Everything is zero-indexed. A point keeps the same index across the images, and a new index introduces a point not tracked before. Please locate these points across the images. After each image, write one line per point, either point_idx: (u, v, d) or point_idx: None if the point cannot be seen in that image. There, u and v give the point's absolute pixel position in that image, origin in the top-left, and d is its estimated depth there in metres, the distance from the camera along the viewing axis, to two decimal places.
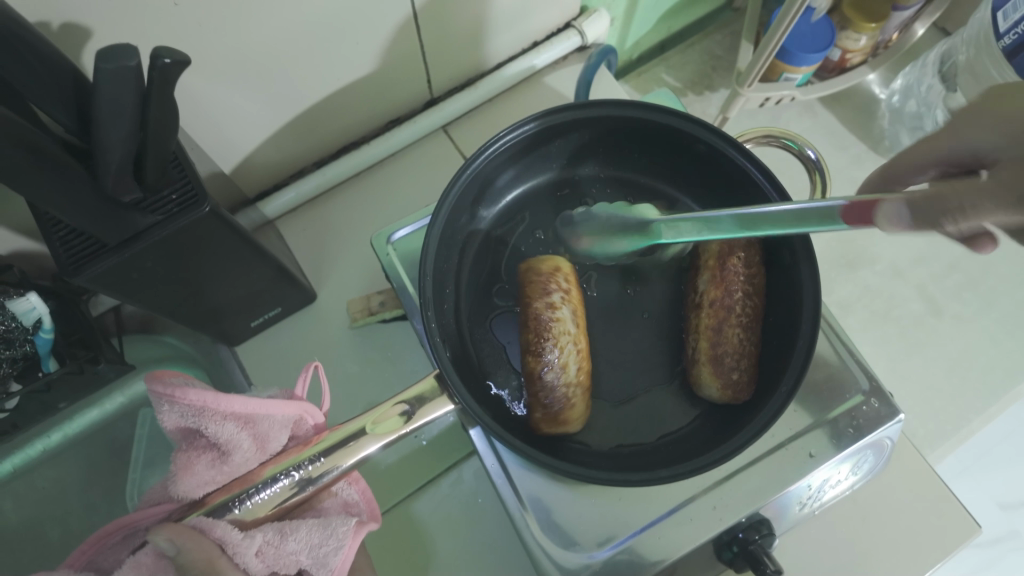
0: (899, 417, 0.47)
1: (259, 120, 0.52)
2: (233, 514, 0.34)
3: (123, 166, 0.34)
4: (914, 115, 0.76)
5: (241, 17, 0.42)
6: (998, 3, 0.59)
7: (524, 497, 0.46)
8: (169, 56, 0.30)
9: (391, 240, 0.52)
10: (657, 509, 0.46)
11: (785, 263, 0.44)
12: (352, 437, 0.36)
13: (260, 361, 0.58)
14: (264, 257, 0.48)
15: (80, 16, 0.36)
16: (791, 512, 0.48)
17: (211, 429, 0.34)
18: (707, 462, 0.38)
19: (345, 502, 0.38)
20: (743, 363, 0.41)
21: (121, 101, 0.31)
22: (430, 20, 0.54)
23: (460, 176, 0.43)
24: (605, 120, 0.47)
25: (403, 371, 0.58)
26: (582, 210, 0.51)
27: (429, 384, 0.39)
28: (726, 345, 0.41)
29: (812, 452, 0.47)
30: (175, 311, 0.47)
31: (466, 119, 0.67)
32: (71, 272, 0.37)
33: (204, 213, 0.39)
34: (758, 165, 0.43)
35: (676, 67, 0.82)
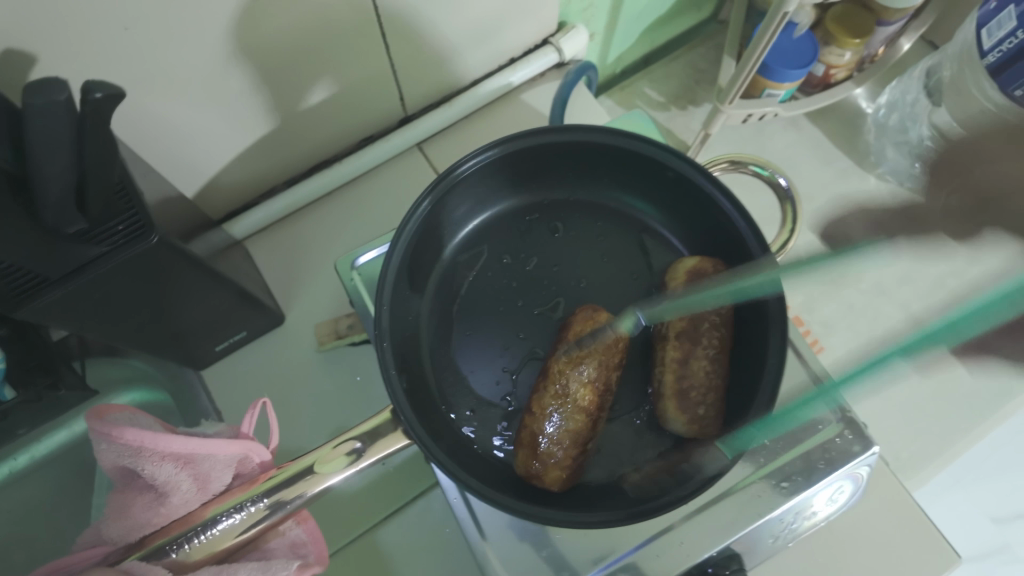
0: (873, 448, 0.46)
1: (223, 141, 0.51)
2: (170, 558, 0.32)
3: (63, 198, 0.32)
4: (898, 129, 0.75)
5: (196, 39, 0.41)
6: (982, 20, 0.58)
7: (487, 535, 0.45)
8: (101, 89, 0.29)
9: (357, 264, 0.50)
10: (624, 544, 0.45)
11: (754, 293, 0.43)
12: (303, 474, 0.35)
13: (227, 383, 0.57)
14: (225, 282, 0.47)
15: (20, 43, 0.35)
16: (764, 544, 0.46)
17: (148, 470, 0.32)
18: (672, 499, 0.36)
19: (292, 543, 0.35)
20: (709, 399, 0.40)
21: (51, 136, 0.30)
22: (399, 38, 0.53)
23: (420, 202, 0.42)
24: (573, 145, 0.45)
25: (372, 395, 0.56)
26: (552, 234, 0.50)
27: (383, 418, 0.38)
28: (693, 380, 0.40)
29: (783, 483, 0.46)
30: (133, 338, 0.46)
31: (442, 136, 0.66)
32: (13, 305, 0.36)
33: (151, 243, 0.38)
34: (726, 194, 0.42)
35: (659, 81, 0.81)
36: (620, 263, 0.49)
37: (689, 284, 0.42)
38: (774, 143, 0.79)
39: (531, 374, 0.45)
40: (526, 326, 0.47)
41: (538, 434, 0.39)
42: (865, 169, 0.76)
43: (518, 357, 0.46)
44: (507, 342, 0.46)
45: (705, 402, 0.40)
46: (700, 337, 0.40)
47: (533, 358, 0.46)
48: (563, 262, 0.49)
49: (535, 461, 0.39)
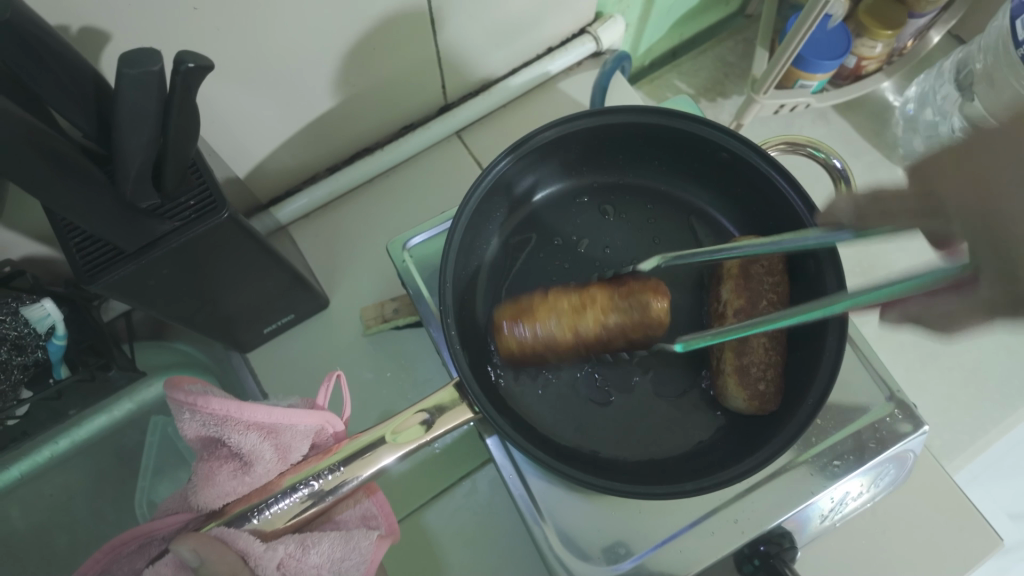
0: (923, 429, 0.46)
1: (274, 125, 0.52)
2: (252, 524, 0.34)
3: (142, 173, 0.33)
4: (929, 124, 0.76)
5: (260, 19, 0.41)
6: (1018, 11, 0.59)
7: (545, 511, 0.45)
8: (193, 60, 0.30)
9: (407, 246, 0.51)
10: (678, 522, 0.45)
11: (811, 272, 0.43)
12: (365, 449, 0.36)
13: (272, 366, 0.57)
14: (279, 263, 0.48)
15: (98, 20, 0.35)
16: (812, 524, 0.47)
17: (233, 439, 0.33)
18: (730, 476, 0.37)
19: (363, 515, 0.37)
20: (768, 373, 0.40)
21: (142, 107, 0.30)
22: (447, 25, 0.54)
23: (481, 181, 0.43)
24: (627, 127, 0.46)
25: (416, 379, 0.57)
26: (601, 216, 0.50)
27: (448, 394, 0.38)
28: (751, 355, 0.40)
29: (835, 461, 0.46)
30: (189, 318, 0.46)
31: (480, 125, 0.67)
32: (87, 278, 0.36)
33: (222, 219, 0.38)
34: (783, 173, 0.43)
35: (688, 73, 0.81)
36: (670, 244, 0.50)
37: (745, 263, 0.43)
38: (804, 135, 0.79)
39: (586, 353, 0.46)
40: None
41: (524, 325, 0.41)
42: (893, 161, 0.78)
43: None
44: None
45: (764, 377, 0.40)
46: (758, 314, 0.41)
47: None
48: (614, 244, 0.49)
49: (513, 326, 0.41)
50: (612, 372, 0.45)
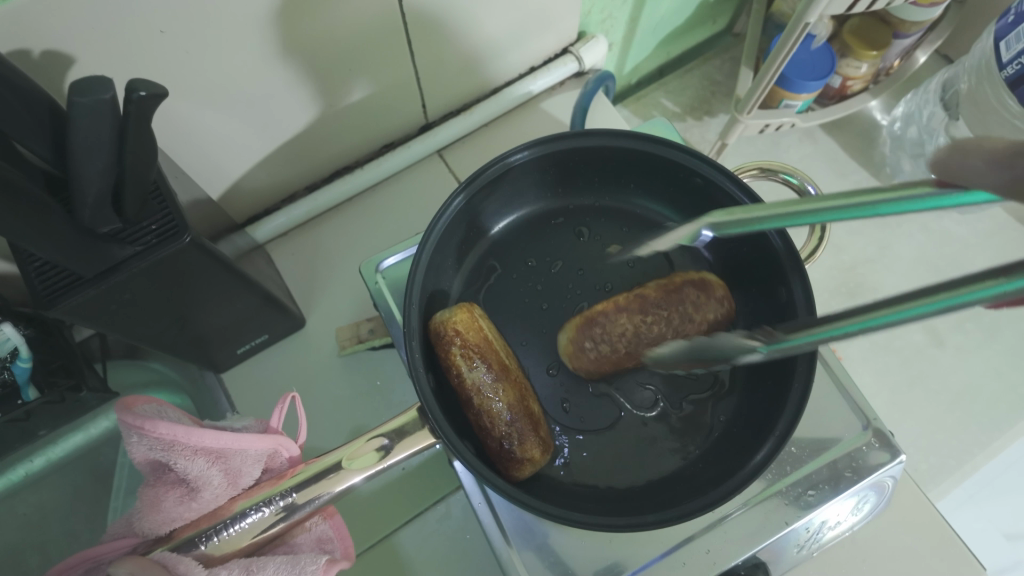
0: (899, 456, 0.46)
1: (247, 145, 0.51)
2: (199, 550, 0.33)
3: (100, 199, 0.33)
4: (915, 142, 0.76)
5: (229, 40, 0.41)
6: (1001, 32, 0.58)
7: (513, 540, 0.44)
8: (145, 88, 0.29)
9: (381, 268, 0.51)
10: (649, 552, 0.45)
11: (783, 301, 0.43)
12: (330, 470, 0.36)
13: (247, 388, 0.57)
14: (248, 285, 0.47)
15: (63, 45, 0.35)
16: (789, 554, 0.46)
17: (180, 464, 0.33)
18: (694, 509, 0.36)
19: (318, 537, 0.37)
20: (604, 346, 0.43)
21: (96, 135, 0.30)
22: (425, 46, 0.54)
23: (450, 203, 0.43)
24: (600, 149, 0.46)
25: (391, 400, 0.57)
26: (576, 238, 0.50)
27: (409, 418, 0.38)
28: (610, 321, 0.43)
29: (808, 493, 0.46)
30: (159, 340, 0.46)
31: (462, 144, 0.67)
32: (46, 303, 0.36)
33: (185, 244, 0.38)
34: (755, 201, 0.43)
35: (675, 92, 0.81)
36: (641, 267, 0.50)
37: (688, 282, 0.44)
38: (790, 154, 0.79)
39: (561, 382, 0.46)
40: (551, 329, 0.47)
41: (470, 346, 0.40)
42: (881, 180, 0.78)
43: (548, 368, 0.46)
44: (535, 345, 0.47)
45: (600, 343, 0.43)
46: (652, 310, 0.43)
47: (561, 361, 0.46)
48: (588, 266, 0.50)
49: (457, 335, 0.41)
50: (581, 399, 0.45)
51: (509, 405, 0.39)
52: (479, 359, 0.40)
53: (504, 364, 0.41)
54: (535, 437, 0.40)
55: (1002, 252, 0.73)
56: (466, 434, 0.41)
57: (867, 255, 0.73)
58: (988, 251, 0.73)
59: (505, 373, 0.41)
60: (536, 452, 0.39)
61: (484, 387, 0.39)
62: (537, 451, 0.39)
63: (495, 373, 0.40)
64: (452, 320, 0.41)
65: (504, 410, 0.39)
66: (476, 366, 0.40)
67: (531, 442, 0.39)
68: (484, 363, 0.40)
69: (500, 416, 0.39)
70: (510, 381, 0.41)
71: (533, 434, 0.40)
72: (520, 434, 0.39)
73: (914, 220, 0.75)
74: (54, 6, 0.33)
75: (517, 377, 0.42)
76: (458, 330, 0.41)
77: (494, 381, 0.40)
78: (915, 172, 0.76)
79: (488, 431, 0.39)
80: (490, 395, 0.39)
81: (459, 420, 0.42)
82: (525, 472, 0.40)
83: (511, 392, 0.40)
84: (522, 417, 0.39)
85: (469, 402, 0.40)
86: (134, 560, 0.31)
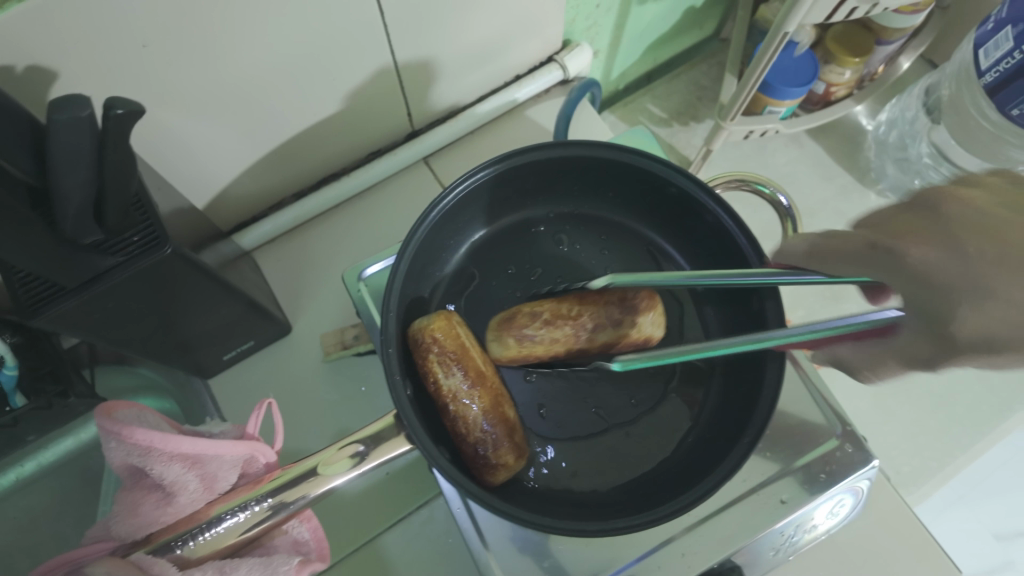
0: (873, 462, 0.47)
1: (233, 154, 0.52)
2: (175, 553, 0.34)
3: (81, 211, 0.33)
4: (898, 145, 0.77)
5: (212, 54, 0.42)
6: (979, 40, 0.59)
7: (491, 543, 0.45)
8: (122, 106, 0.30)
9: (363, 276, 0.51)
10: (627, 555, 0.45)
11: (755, 309, 0.44)
12: (306, 475, 0.37)
13: (234, 393, 0.57)
14: (233, 292, 0.48)
15: (44, 60, 0.36)
16: (766, 557, 0.47)
17: (157, 469, 0.34)
18: (665, 513, 0.37)
19: (295, 540, 0.38)
20: (541, 335, 0.42)
21: (77, 149, 0.31)
22: (410, 55, 0.55)
23: (428, 213, 0.43)
24: (578, 159, 0.46)
25: (377, 405, 0.57)
26: (556, 246, 0.51)
27: (386, 423, 0.39)
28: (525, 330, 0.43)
29: (784, 497, 0.47)
30: (146, 347, 0.46)
31: (448, 151, 0.67)
32: (29, 313, 0.37)
33: (166, 254, 0.38)
34: (729, 213, 0.43)
35: (661, 97, 0.82)
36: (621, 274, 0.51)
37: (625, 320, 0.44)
38: (776, 159, 0.80)
39: (539, 389, 0.46)
40: None
41: (445, 355, 0.41)
42: (865, 185, 0.79)
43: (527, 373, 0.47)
44: None
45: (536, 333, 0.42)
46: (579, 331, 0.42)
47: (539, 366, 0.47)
48: (568, 273, 0.50)
49: (433, 345, 0.41)
50: (559, 405, 0.46)
51: (483, 411, 0.40)
52: (455, 365, 0.41)
53: (480, 371, 0.42)
54: (511, 443, 0.40)
55: None
56: (444, 440, 0.42)
57: None
58: None
59: (480, 381, 0.41)
60: (512, 457, 0.40)
61: (460, 395, 0.40)
62: (512, 457, 0.40)
63: (472, 379, 0.41)
64: (429, 329, 0.42)
65: (479, 418, 0.40)
66: (452, 373, 0.41)
67: (506, 448, 0.40)
68: (460, 370, 0.41)
69: (473, 423, 0.40)
70: (486, 389, 0.41)
71: (510, 441, 0.40)
72: (494, 442, 0.40)
73: None
74: (36, 23, 0.33)
75: (494, 383, 0.42)
76: (434, 339, 0.41)
77: (468, 389, 0.40)
78: (900, 176, 0.77)
79: (464, 437, 0.40)
80: (465, 403, 0.40)
81: (436, 426, 0.43)
82: (500, 477, 0.41)
83: (487, 398, 0.41)
84: (498, 425, 0.40)
85: (445, 408, 0.40)
86: (112, 562, 0.32)
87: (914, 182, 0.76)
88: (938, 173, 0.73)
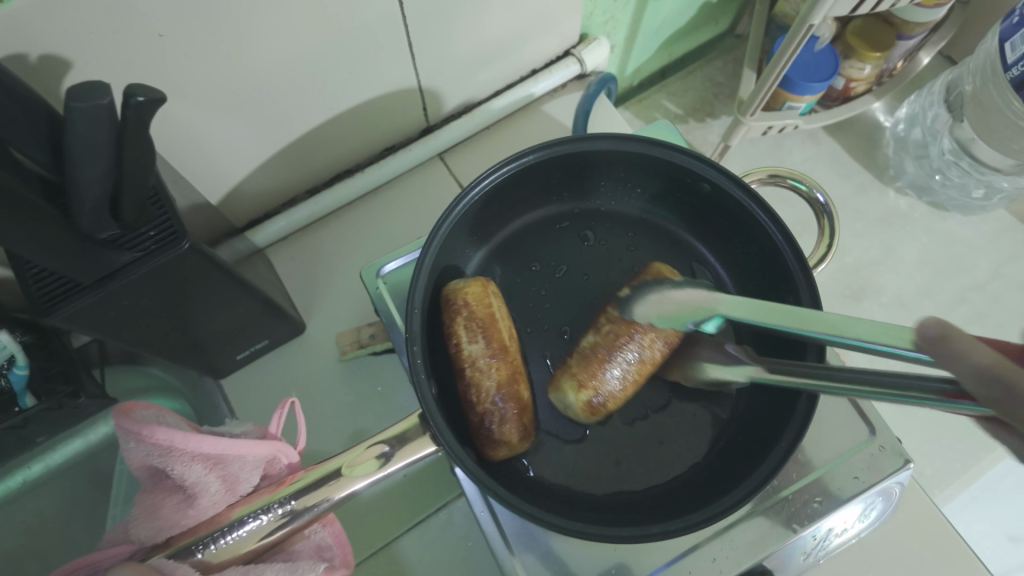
0: (908, 464, 0.46)
1: (248, 149, 0.51)
2: (196, 558, 0.33)
3: (98, 205, 0.32)
4: (919, 143, 0.75)
5: (230, 44, 0.41)
6: (1006, 34, 0.58)
7: (517, 549, 0.44)
8: (143, 94, 0.29)
9: (382, 273, 0.50)
10: (654, 560, 0.44)
11: (790, 309, 0.42)
12: (330, 476, 0.36)
13: (247, 393, 0.56)
14: (248, 290, 0.47)
15: (59, 48, 0.34)
16: (796, 562, 0.46)
17: (178, 470, 0.33)
18: (699, 520, 0.36)
19: (318, 545, 0.37)
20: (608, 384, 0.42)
21: (94, 140, 0.29)
22: (427, 49, 0.54)
23: (453, 208, 0.42)
24: (607, 154, 0.45)
25: (393, 406, 0.56)
26: (581, 242, 0.50)
27: (410, 424, 0.38)
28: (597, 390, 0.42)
29: (816, 499, 0.45)
30: (159, 346, 0.45)
31: (464, 147, 0.66)
32: (44, 311, 0.36)
33: (184, 250, 0.37)
34: (766, 211, 0.42)
35: (676, 94, 0.81)
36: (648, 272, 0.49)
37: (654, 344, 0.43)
38: (793, 156, 0.79)
39: None
40: (554, 340, 0.47)
41: (473, 317, 0.40)
42: (884, 182, 0.78)
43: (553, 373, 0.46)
44: (538, 348, 0.46)
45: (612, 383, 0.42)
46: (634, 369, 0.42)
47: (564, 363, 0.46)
48: (593, 270, 0.49)
49: (463, 306, 0.41)
50: None
51: (497, 383, 0.39)
52: (480, 333, 0.40)
53: (505, 346, 0.40)
54: (515, 420, 0.39)
55: (1005, 254, 0.73)
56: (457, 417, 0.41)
57: (872, 257, 0.74)
58: (991, 254, 0.73)
59: (504, 353, 0.40)
60: (513, 433, 0.39)
61: (477, 361, 0.39)
62: (514, 435, 0.39)
63: (494, 350, 0.40)
64: (462, 291, 0.41)
65: (490, 389, 0.39)
66: (477, 340, 0.40)
67: (506, 424, 0.39)
68: (484, 339, 0.40)
69: (481, 391, 0.39)
70: (506, 362, 0.40)
71: (513, 420, 0.39)
72: (497, 414, 0.38)
73: (917, 222, 0.75)
74: (52, 11, 0.32)
75: (516, 361, 0.41)
76: (466, 300, 0.41)
77: (489, 359, 0.39)
78: (918, 173, 0.76)
79: (474, 405, 0.39)
80: (482, 370, 0.39)
81: (449, 402, 0.42)
82: (499, 453, 0.39)
83: (505, 372, 0.40)
84: (505, 398, 0.39)
85: (461, 373, 0.40)
86: (133, 568, 0.30)
87: (934, 178, 0.74)
88: (959, 168, 0.71)
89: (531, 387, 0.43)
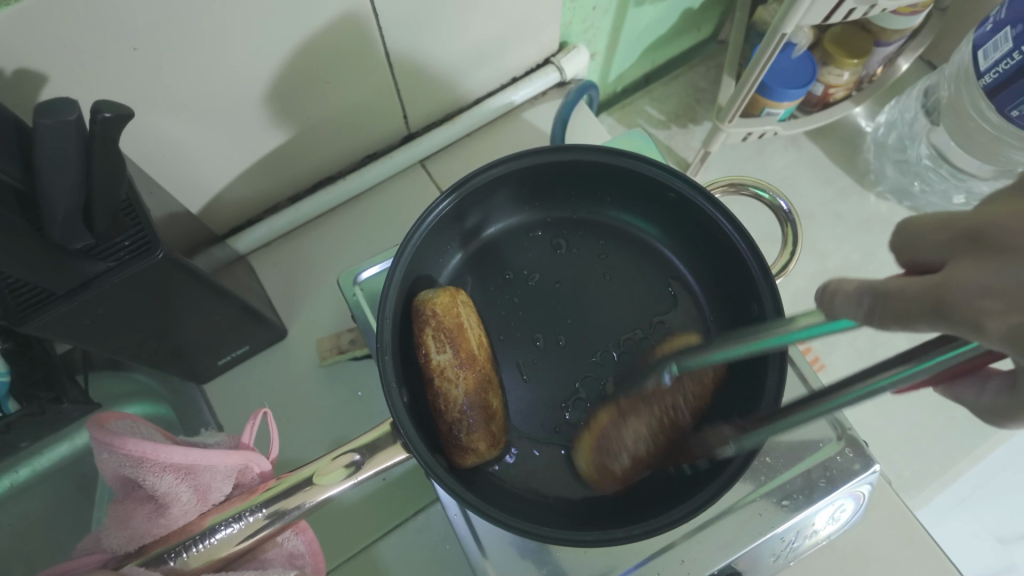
0: (874, 467, 0.46)
1: (227, 158, 0.52)
2: (167, 566, 0.34)
3: (70, 216, 0.33)
4: (898, 147, 0.77)
5: (204, 59, 0.42)
6: (978, 41, 0.58)
7: (489, 551, 0.45)
8: (110, 109, 0.30)
9: (359, 280, 0.51)
10: (624, 563, 0.45)
11: (754, 315, 0.43)
12: (301, 484, 0.37)
13: (228, 399, 0.57)
14: (226, 298, 0.48)
15: (35, 63, 0.35)
16: (765, 563, 0.46)
17: (149, 480, 0.33)
18: (664, 523, 0.37)
19: (290, 553, 0.37)
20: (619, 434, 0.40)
21: (62, 152, 0.30)
22: (404, 59, 0.54)
23: (424, 218, 0.43)
24: (577, 164, 0.46)
25: (373, 411, 0.57)
26: (554, 250, 0.51)
27: (380, 432, 0.39)
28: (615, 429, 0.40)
29: (783, 501, 0.46)
30: (139, 353, 0.46)
31: (445, 154, 0.67)
32: (20, 319, 0.36)
33: (157, 259, 0.38)
34: (730, 220, 0.43)
35: (659, 99, 0.82)
36: (619, 279, 0.50)
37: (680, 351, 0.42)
38: (774, 161, 0.80)
39: (540, 395, 0.46)
40: (526, 347, 0.47)
41: (440, 329, 0.41)
42: (865, 187, 0.78)
43: (526, 379, 0.47)
44: (510, 355, 0.47)
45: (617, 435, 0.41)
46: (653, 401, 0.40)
47: (535, 370, 0.47)
48: (565, 278, 0.50)
49: (431, 318, 0.42)
50: (558, 414, 0.45)
51: (465, 393, 0.40)
52: (448, 343, 0.41)
53: (473, 354, 0.41)
54: (485, 429, 0.40)
55: None
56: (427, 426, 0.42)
57: (852, 261, 0.75)
58: None
59: (471, 364, 0.41)
60: (483, 442, 0.40)
61: (445, 373, 0.40)
62: (484, 443, 0.40)
63: (462, 359, 0.41)
64: (429, 303, 0.42)
65: (458, 399, 0.40)
66: (444, 350, 0.41)
67: (476, 432, 0.40)
68: (452, 348, 0.41)
69: (450, 401, 0.40)
70: (474, 373, 0.41)
71: (484, 428, 0.40)
72: (466, 424, 0.39)
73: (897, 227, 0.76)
74: (25, 29, 0.33)
75: (485, 369, 0.42)
76: (434, 312, 0.42)
77: (457, 370, 0.40)
78: (899, 178, 0.77)
79: (443, 414, 0.40)
80: (451, 381, 0.40)
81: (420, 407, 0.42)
82: (469, 461, 0.40)
83: (474, 382, 0.41)
84: (475, 407, 0.40)
85: (430, 383, 0.41)
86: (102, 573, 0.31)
87: (914, 184, 0.76)
88: (938, 174, 0.73)
89: (502, 395, 0.44)
